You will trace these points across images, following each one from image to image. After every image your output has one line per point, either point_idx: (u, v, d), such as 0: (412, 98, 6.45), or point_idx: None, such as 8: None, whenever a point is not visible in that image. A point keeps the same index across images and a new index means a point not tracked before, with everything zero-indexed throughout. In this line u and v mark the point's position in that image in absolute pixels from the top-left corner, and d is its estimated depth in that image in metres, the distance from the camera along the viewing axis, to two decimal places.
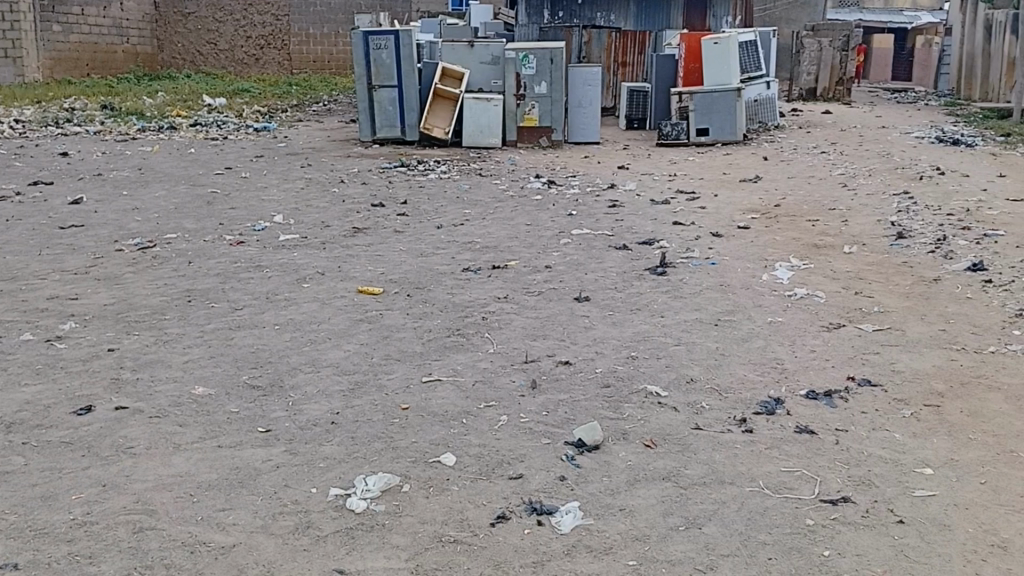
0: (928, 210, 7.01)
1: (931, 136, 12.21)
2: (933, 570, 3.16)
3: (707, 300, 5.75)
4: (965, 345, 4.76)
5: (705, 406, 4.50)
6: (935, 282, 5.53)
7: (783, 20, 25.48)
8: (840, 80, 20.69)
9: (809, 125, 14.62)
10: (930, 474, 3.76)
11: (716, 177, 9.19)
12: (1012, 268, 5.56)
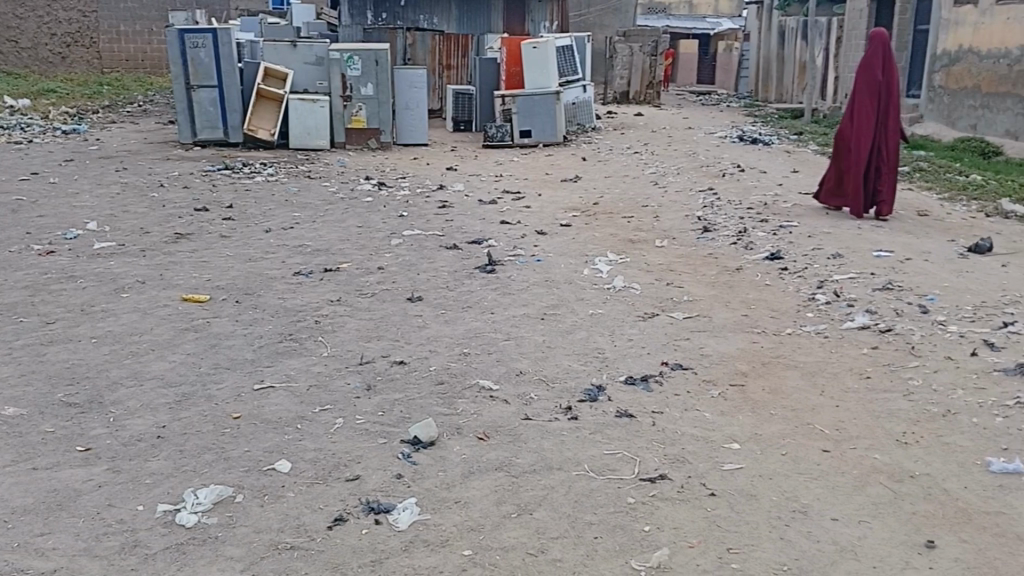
0: (731, 205, 7.62)
1: (732, 137, 13.13)
2: (742, 536, 3.39)
3: (533, 296, 5.98)
4: (764, 329, 5.00)
5: (534, 396, 4.72)
6: (738, 271, 5.98)
7: (596, 27, 26.49)
8: (650, 84, 21.83)
9: (622, 127, 15.40)
10: (736, 449, 3.97)
11: (540, 178, 9.53)
12: (803, 256, 6.04)
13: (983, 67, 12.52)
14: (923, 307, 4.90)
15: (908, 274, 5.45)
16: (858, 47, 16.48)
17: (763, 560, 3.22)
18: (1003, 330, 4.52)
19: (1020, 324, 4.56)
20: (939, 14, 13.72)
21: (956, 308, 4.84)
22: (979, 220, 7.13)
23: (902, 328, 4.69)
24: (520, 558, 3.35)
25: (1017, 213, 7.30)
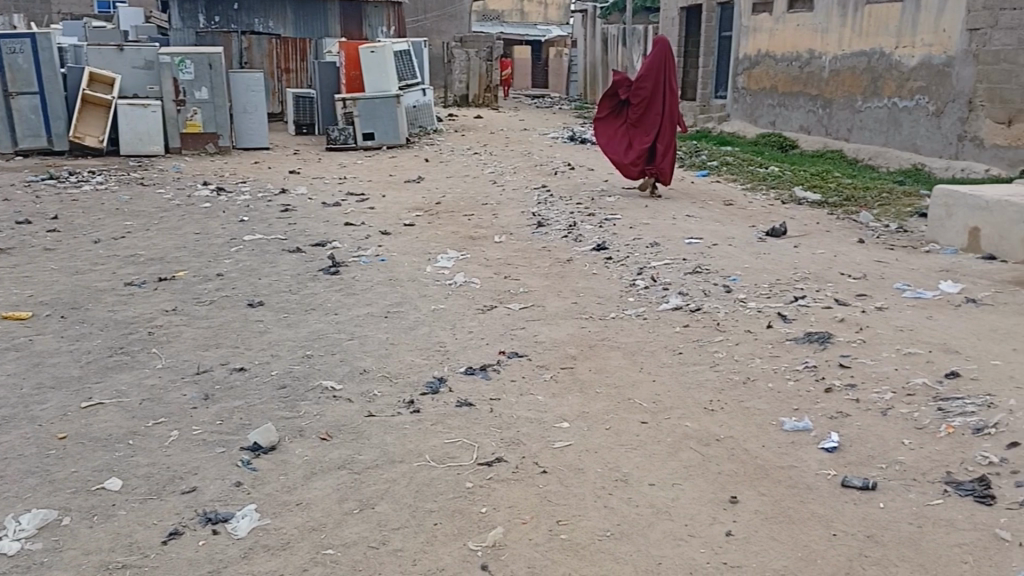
0: (562, 200, 7.94)
1: (564, 137, 13.68)
2: (570, 508, 3.56)
3: (377, 295, 5.99)
4: (592, 314, 5.27)
5: (377, 393, 4.70)
6: (568, 262, 6.25)
7: (435, 32, 26.73)
8: (488, 87, 22.25)
9: (463, 129, 15.66)
10: (566, 427, 4.17)
11: (382, 179, 9.57)
12: (625, 246, 6.40)
13: (780, 69, 13.64)
14: (727, 287, 5.32)
15: (716, 258, 5.88)
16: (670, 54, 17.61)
17: (588, 528, 3.40)
18: (795, 303, 4.96)
19: (809, 297, 5.03)
20: (741, 21, 14.85)
21: (755, 287, 5.28)
22: (776, 207, 7.74)
23: (710, 307, 5.08)
24: (361, 552, 3.35)
25: (809, 199, 7.97)
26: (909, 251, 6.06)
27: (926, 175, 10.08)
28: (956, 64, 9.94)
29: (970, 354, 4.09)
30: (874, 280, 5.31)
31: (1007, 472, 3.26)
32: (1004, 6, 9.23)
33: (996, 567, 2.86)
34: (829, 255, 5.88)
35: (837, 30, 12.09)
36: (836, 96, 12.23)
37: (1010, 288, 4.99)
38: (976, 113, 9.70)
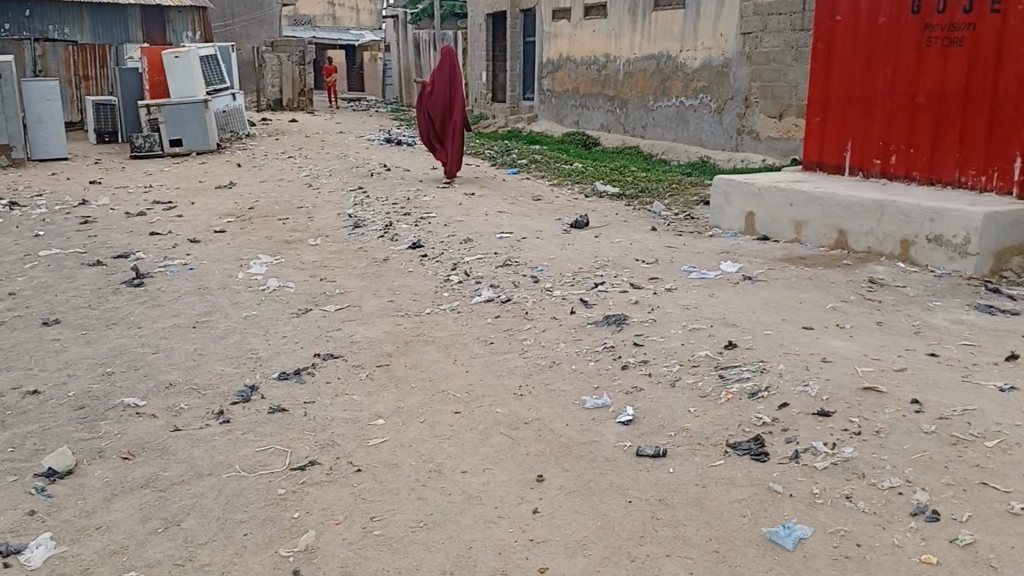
0: (378, 201, 7.95)
1: (378, 138, 13.79)
2: (384, 505, 3.44)
3: (186, 305, 5.76)
4: (407, 311, 5.29)
5: (183, 406, 4.45)
6: (385, 261, 6.25)
7: (243, 37, 25.89)
8: (302, 91, 22.00)
9: (276, 133, 15.32)
10: (381, 424, 4.04)
11: (191, 186, 9.20)
12: (440, 243, 6.49)
13: (580, 72, 14.27)
14: (534, 277, 5.51)
15: (524, 251, 6.08)
16: (481, 58, 17.96)
17: (402, 522, 3.32)
18: (595, 289, 5.20)
19: (607, 283, 5.28)
20: (543, 27, 15.41)
21: (560, 276, 5.49)
22: (579, 200, 8.06)
23: (519, 297, 5.24)
24: (165, 571, 3.11)
25: (608, 192, 8.36)
26: (695, 237, 6.50)
27: (710, 167, 10.90)
28: (733, 65, 10.79)
29: (746, 326, 4.43)
30: (664, 264, 5.65)
31: (778, 430, 3.56)
32: (771, 12, 10.07)
33: (770, 518, 3.11)
34: (625, 243, 6.20)
35: (629, 35, 12.78)
36: (630, 97, 12.98)
37: (779, 265, 5.46)
38: (752, 110, 10.59)
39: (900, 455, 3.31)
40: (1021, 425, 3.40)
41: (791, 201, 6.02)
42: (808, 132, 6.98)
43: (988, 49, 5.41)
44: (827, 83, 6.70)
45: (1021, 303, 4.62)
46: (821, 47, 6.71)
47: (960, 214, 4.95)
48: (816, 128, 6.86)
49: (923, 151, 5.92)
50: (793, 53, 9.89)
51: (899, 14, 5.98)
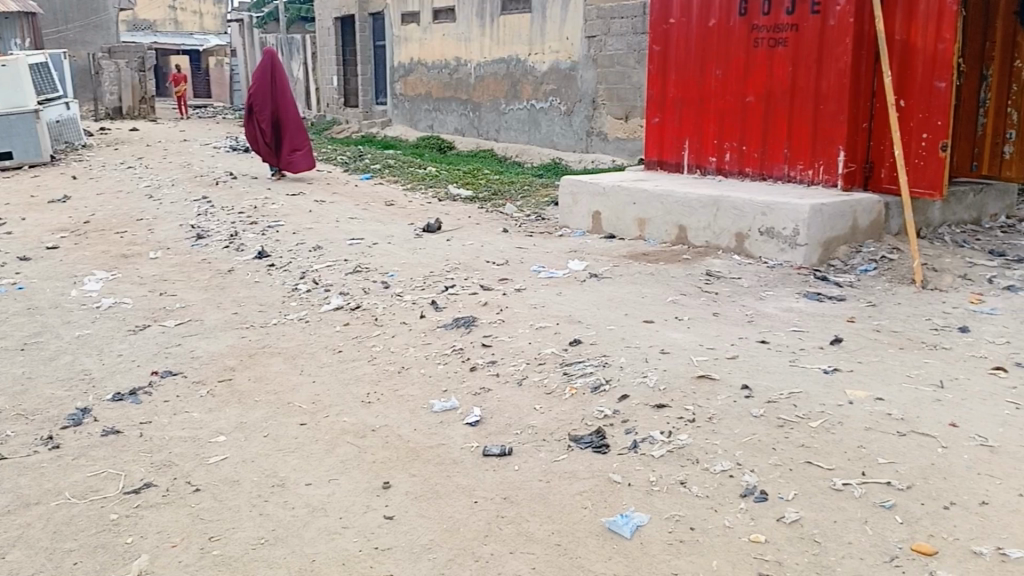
0: (223, 211, 7.71)
1: (225, 146, 13.38)
2: (224, 522, 3.24)
3: (13, 326, 5.38)
4: (252, 323, 5.14)
5: (10, 433, 4.10)
6: (229, 272, 6.06)
7: (78, 43, 24.49)
8: (143, 99, 21.17)
9: (116, 143, 14.58)
10: (222, 441, 3.87)
11: (21, 202, 8.61)
12: (288, 252, 6.35)
13: (432, 77, 14.40)
14: (385, 282, 5.48)
15: (375, 257, 6.04)
16: (331, 63, 17.77)
17: (243, 539, 3.13)
18: (445, 292, 5.21)
19: (458, 286, 5.30)
20: (392, 30, 15.37)
21: (410, 280, 5.48)
22: (432, 204, 8.06)
23: (368, 303, 5.19)
24: None
25: (461, 195, 8.41)
26: (545, 237, 6.61)
27: (562, 167, 11.17)
28: (580, 68, 11.09)
29: (590, 322, 4.54)
30: (515, 264, 5.71)
31: (618, 422, 3.64)
32: (613, 16, 10.38)
33: (609, 508, 3.13)
34: (477, 246, 6.24)
35: (479, 39, 12.97)
36: (482, 100, 13.21)
37: (624, 261, 5.62)
38: (600, 111, 10.91)
39: (731, 439, 3.41)
40: (842, 405, 3.58)
41: (634, 199, 6.22)
42: (646, 133, 7.18)
43: (809, 49, 5.76)
44: (663, 84, 6.90)
45: (846, 290, 4.91)
46: (656, 50, 6.90)
47: (788, 208, 5.25)
48: (654, 129, 7.07)
49: (756, 148, 6.23)
50: (636, 55, 10.23)
51: (728, 17, 6.27)
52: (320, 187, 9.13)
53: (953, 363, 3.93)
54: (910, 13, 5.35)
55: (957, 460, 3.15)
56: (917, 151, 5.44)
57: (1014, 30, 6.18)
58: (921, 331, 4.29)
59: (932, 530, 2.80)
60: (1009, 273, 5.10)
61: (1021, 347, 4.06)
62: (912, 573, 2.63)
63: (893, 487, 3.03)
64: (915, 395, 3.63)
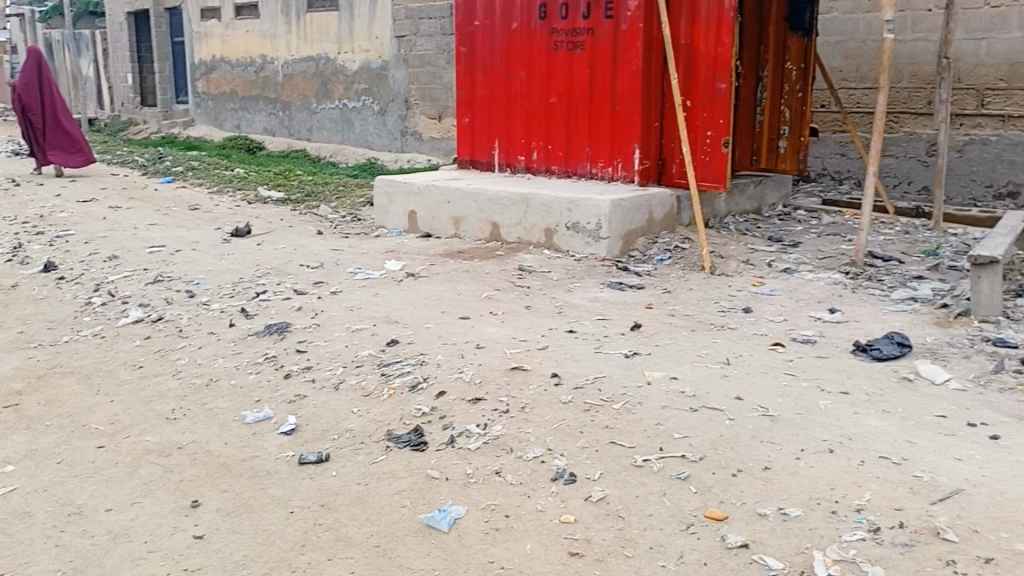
0: (4, 221, 7.09)
1: (10, 150, 12.27)
2: (15, 560, 3.00)
3: None
4: (40, 342, 4.77)
5: None
6: (12, 288, 5.59)
7: None
8: None
9: None
10: (10, 471, 3.58)
11: None
12: (79, 263, 5.95)
13: (236, 74, 13.87)
14: (189, 291, 5.27)
15: (177, 264, 5.79)
16: (126, 59, 16.70)
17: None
18: (256, 299, 5.08)
19: (268, 291, 5.19)
20: (191, 26, 14.67)
21: (217, 288, 5.30)
22: (241, 208, 7.79)
23: (172, 314, 4.97)
24: None
25: (272, 197, 8.18)
26: (360, 237, 6.58)
27: (378, 167, 11.15)
28: (390, 67, 11.14)
29: (407, 322, 4.58)
30: (330, 267, 5.66)
31: (436, 418, 3.70)
32: (420, 16, 10.55)
33: (427, 504, 3.18)
34: (289, 249, 6.11)
35: (284, 36, 12.67)
36: (291, 99, 12.88)
37: (440, 260, 5.70)
38: (413, 111, 11.01)
39: (542, 426, 3.56)
40: (641, 386, 3.82)
41: (447, 198, 6.32)
42: (457, 133, 7.28)
43: (605, 52, 6.08)
44: (470, 85, 7.02)
45: (645, 279, 5.23)
46: (462, 51, 7.01)
47: (592, 203, 5.52)
48: (464, 129, 7.18)
49: (560, 146, 6.49)
50: (446, 57, 10.41)
51: (528, 20, 6.50)
52: (116, 193, 8.57)
53: (739, 341, 4.28)
54: (692, 19, 5.76)
55: (742, 430, 3.44)
56: (703, 148, 5.86)
57: (785, 35, 6.84)
58: (710, 314, 4.65)
59: (722, 496, 3.05)
60: (785, 257, 5.62)
61: (796, 323, 4.49)
62: (705, 538, 2.85)
63: (687, 460, 3.27)
64: (706, 372, 3.94)
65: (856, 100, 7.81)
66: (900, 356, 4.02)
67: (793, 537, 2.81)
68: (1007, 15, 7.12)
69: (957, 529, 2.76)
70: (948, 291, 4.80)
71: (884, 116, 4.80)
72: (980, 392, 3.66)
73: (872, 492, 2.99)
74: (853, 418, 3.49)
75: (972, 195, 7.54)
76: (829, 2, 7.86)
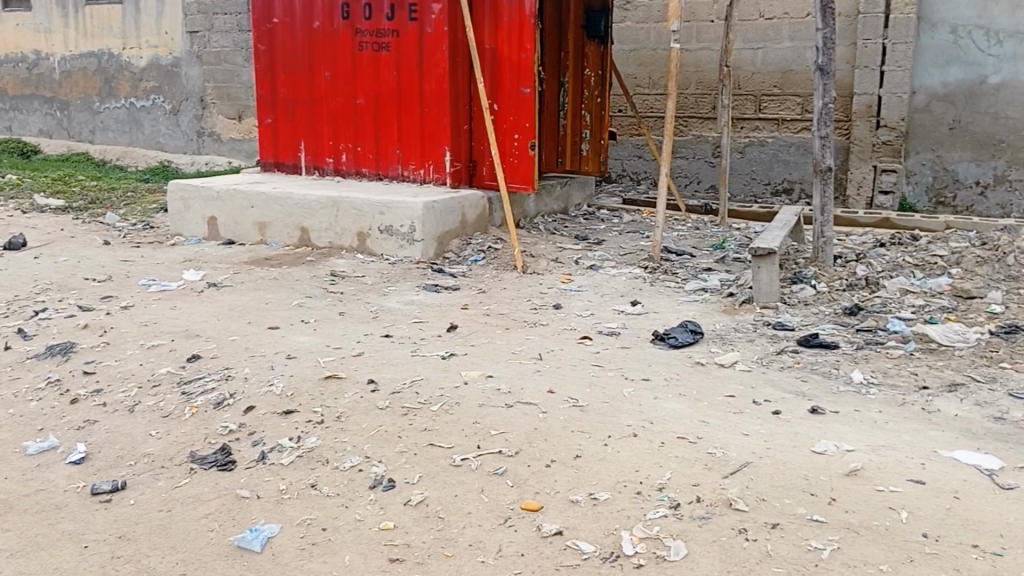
0: None
1: None
2: None
3: None
4: None
5: None
6: None
7: None
8: None
9: None
10: None
11: None
12: None
13: (4, 70, 12.56)
14: None
15: None
16: None
17: None
18: (35, 318, 4.65)
19: (50, 309, 4.77)
20: None
21: None
22: (14, 218, 7.08)
23: None
24: None
25: (51, 205, 7.51)
26: (155, 246, 6.18)
27: (171, 171, 10.71)
28: (182, 64, 10.65)
29: (210, 335, 4.38)
30: (119, 279, 5.28)
31: (244, 435, 3.54)
32: (215, 11, 10.21)
33: (237, 524, 3.04)
34: (72, 262, 5.64)
35: (59, 30, 11.67)
36: (70, 98, 11.86)
37: (244, 268, 5.48)
38: (208, 111, 10.62)
39: (358, 434, 3.50)
40: (458, 386, 3.86)
41: (250, 202, 6.08)
42: (259, 134, 7.01)
43: (411, 53, 6.08)
44: (272, 84, 6.79)
45: (459, 279, 5.29)
46: (261, 49, 6.77)
47: (403, 206, 5.51)
48: (267, 130, 6.93)
49: (369, 148, 6.42)
50: (244, 54, 10.16)
51: (331, 20, 6.38)
52: None
53: (551, 336, 4.43)
54: (496, 24, 5.88)
55: (555, 422, 3.55)
56: (512, 150, 6.01)
57: (582, 42, 7.09)
58: (522, 311, 4.78)
59: (537, 488, 3.14)
60: (591, 254, 5.88)
61: (601, 317, 4.70)
62: (523, 530, 2.92)
63: (504, 455, 3.34)
64: (519, 368, 4.04)
65: (649, 105, 8.31)
66: (694, 343, 4.31)
67: (604, 520, 2.94)
68: (779, 27, 7.83)
69: (747, 498, 3.00)
70: (734, 281, 5.20)
71: (674, 120, 5.07)
72: (763, 371, 4.00)
73: (672, 470, 3.19)
74: (654, 402, 3.71)
75: (753, 192, 8.23)
76: (622, 11, 8.28)
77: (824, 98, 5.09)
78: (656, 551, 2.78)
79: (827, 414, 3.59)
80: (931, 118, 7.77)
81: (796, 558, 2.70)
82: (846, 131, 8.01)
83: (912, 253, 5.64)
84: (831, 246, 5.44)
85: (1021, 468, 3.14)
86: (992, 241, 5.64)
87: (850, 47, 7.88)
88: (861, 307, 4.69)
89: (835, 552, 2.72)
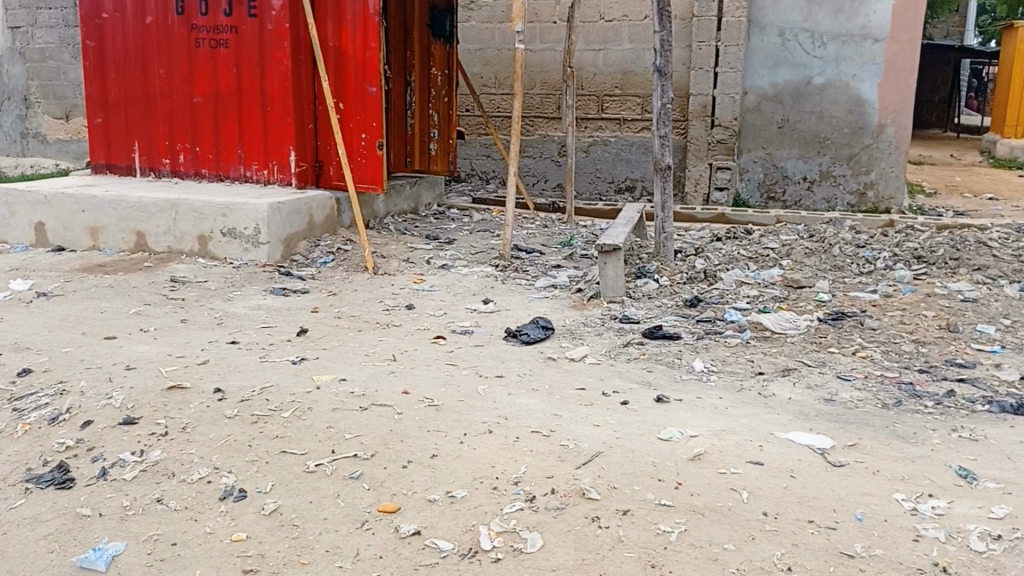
0: None
1: None
2: None
3: None
4: None
5: None
6: None
7: None
8: None
9: None
10: None
11: None
12: None
13: None
14: None
15: None
16: None
17: None
18: None
19: None
20: None
21: None
22: None
23: None
24: None
25: None
26: None
27: None
28: (3, 61, 9.99)
29: (41, 348, 4.14)
30: None
31: (83, 452, 3.36)
32: (38, 6, 9.65)
33: (79, 544, 2.88)
34: None
35: None
36: None
37: (77, 276, 5.21)
38: (33, 111, 10.00)
39: (206, 445, 3.38)
40: (310, 391, 3.79)
41: (81, 206, 5.79)
42: (90, 134, 6.67)
43: (250, 51, 5.92)
44: (103, 83, 6.48)
45: (309, 282, 5.21)
46: (90, 46, 6.44)
47: (248, 207, 5.37)
48: (99, 130, 6.60)
49: (209, 149, 6.21)
50: (71, 50, 9.64)
51: (164, 15, 6.13)
52: None
53: (404, 337, 4.42)
54: (339, 22, 5.81)
55: (409, 423, 3.55)
56: (359, 150, 5.95)
57: (428, 42, 7.14)
58: (375, 312, 4.74)
59: (394, 489, 3.12)
60: (442, 253, 5.90)
61: (454, 316, 4.72)
62: (380, 532, 2.90)
63: (358, 458, 3.30)
64: (373, 370, 4.01)
65: (496, 105, 8.40)
66: (545, 338, 4.39)
67: (461, 517, 2.96)
68: (619, 29, 8.07)
69: (599, 487, 3.08)
70: (582, 277, 5.34)
71: (520, 120, 5.13)
72: (611, 363, 4.13)
73: (527, 464, 3.24)
74: (508, 398, 3.76)
75: (599, 190, 8.45)
76: (467, 11, 8.33)
77: (663, 98, 5.29)
78: (513, 544, 2.81)
79: (671, 402, 3.74)
80: (761, 117, 8.19)
81: (647, 542, 2.79)
82: (684, 131, 8.32)
83: (747, 247, 5.96)
84: (672, 242, 5.66)
85: (849, 446, 3.35)
86: (821, 235, 6.04)
87: (685, 49, 8.17)
88: (700, 298, 4.91)
89: (682, 534, 2.82)
